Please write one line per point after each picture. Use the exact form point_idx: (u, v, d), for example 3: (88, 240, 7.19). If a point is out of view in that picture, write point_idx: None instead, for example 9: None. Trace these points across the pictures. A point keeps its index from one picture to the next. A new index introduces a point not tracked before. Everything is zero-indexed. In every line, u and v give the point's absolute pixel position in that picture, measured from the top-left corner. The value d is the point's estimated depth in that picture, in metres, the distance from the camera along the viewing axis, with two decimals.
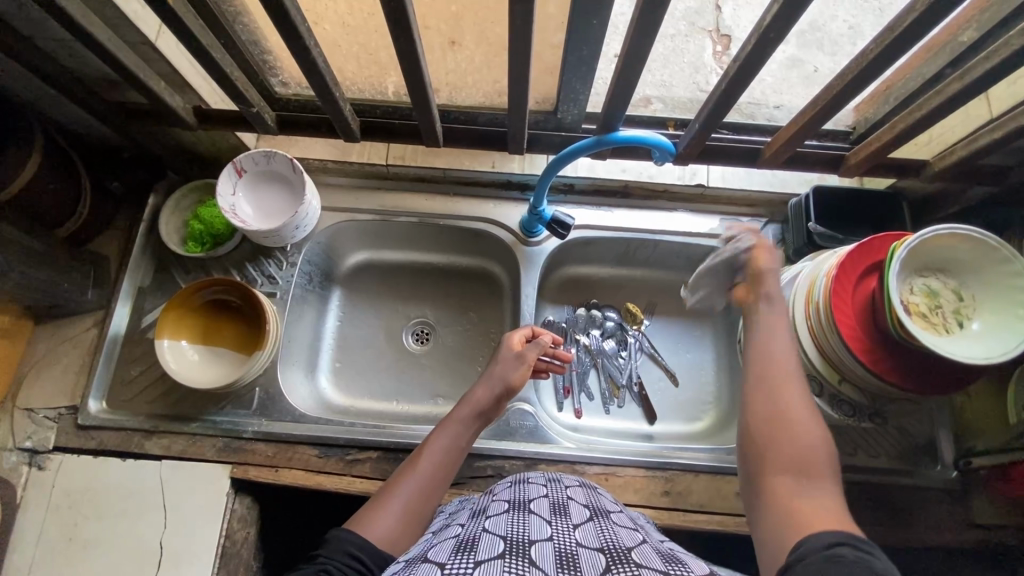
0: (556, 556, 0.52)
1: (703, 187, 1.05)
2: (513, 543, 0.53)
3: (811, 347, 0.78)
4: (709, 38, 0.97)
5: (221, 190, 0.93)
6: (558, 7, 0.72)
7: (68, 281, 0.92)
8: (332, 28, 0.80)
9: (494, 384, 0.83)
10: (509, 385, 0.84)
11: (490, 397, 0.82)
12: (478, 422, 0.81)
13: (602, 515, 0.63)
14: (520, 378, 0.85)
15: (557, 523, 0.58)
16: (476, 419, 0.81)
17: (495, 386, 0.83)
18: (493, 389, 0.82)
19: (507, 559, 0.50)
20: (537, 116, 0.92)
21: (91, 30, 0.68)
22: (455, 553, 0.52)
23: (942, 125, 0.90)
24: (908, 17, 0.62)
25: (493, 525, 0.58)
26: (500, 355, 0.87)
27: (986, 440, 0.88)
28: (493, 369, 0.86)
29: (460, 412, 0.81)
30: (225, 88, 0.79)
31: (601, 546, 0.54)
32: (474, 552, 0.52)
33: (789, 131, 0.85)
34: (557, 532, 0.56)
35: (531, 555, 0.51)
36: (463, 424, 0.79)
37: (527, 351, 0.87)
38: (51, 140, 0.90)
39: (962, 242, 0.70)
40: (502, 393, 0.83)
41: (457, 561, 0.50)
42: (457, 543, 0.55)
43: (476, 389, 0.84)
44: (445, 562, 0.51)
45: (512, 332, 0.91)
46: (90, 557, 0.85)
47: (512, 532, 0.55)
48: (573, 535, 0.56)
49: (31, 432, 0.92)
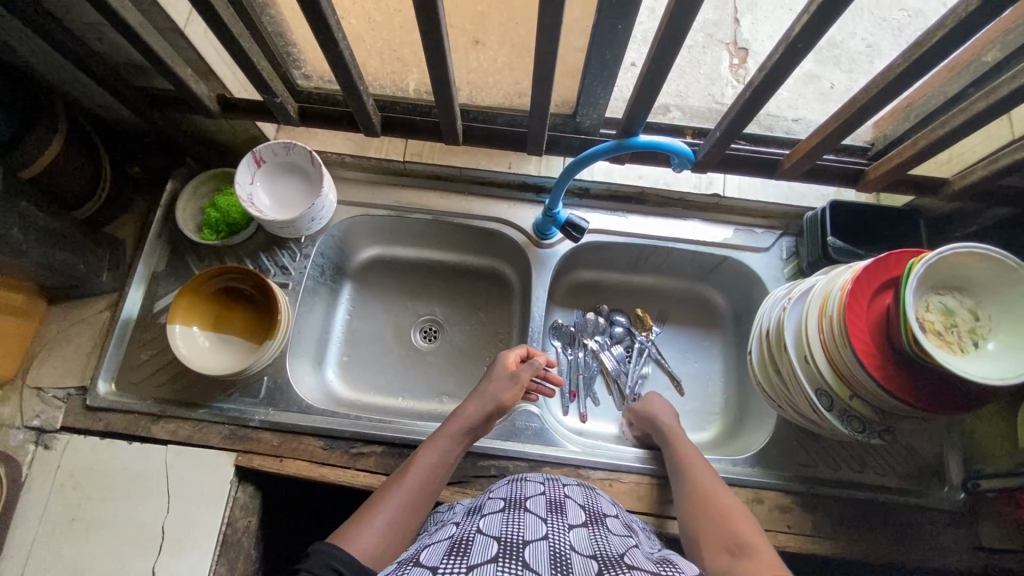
0: (550, 557, 0.51)
1: (719, 197, 1.05)
2: (506, 544, 0.52)
3: (821, 360, 0.78)
4: (726, 51, 0.99)
5: (240, 178, 0.94)
6: (583, 12, 0.72)
7: (84, 262, 0.92)
8: (358, 23, 0.80)
9: (486, 402, 0.85)
10: (501, 404, 0.85)
11: (481, 415, 0.83)
12: (467, 439, 0.83)
13: (596, 521, 0.62)
14: (513, 398, 0.86)
15: (552, 523, 0.58)
16: (465, 436, 0.82)
17: (486, 405, 0.84)
18: (485, 406, 0.84)
19: (501, 562, 0.49)
20: (556, 119, 0.92)
21: (121, 12, 0.69)
22: (447, 556, 0.52)
23: (962, 144, 0.90)
24: (938, 32, 0.62)
25: (487, 525, 0.57)
26: (493, 374, 0.88)
27: (996, 463, 0.87)
28: (486, 388, 0.87)
29: (449, 427, 0.82)
30: (251, 77, 0.80)
31: (593, 554, 0.54)
32: (466, 556, 0.51)
33: (809, 144, 0.84)
34: (552, 531, 0.56)
35: (525, 558, 0.50)
36: (453, 440, 0.81)
37: (521, 372, 0.89)
38: (73, 121, 0.90)
39: (980, 262, 0.70)
40: (493, 411, 0.85)
41: (449, 564, 0.50)
42: (449, 546, 0.54)
43: (468, 404, 0.85)
44: (437, 565, 0.50)
45: (511, 350, 0.92)
46: (92, 539, 0.85)
47: (505, 533, 0.54)
48: (568, 536, 0.56)
49: (39, 411, 0.92)
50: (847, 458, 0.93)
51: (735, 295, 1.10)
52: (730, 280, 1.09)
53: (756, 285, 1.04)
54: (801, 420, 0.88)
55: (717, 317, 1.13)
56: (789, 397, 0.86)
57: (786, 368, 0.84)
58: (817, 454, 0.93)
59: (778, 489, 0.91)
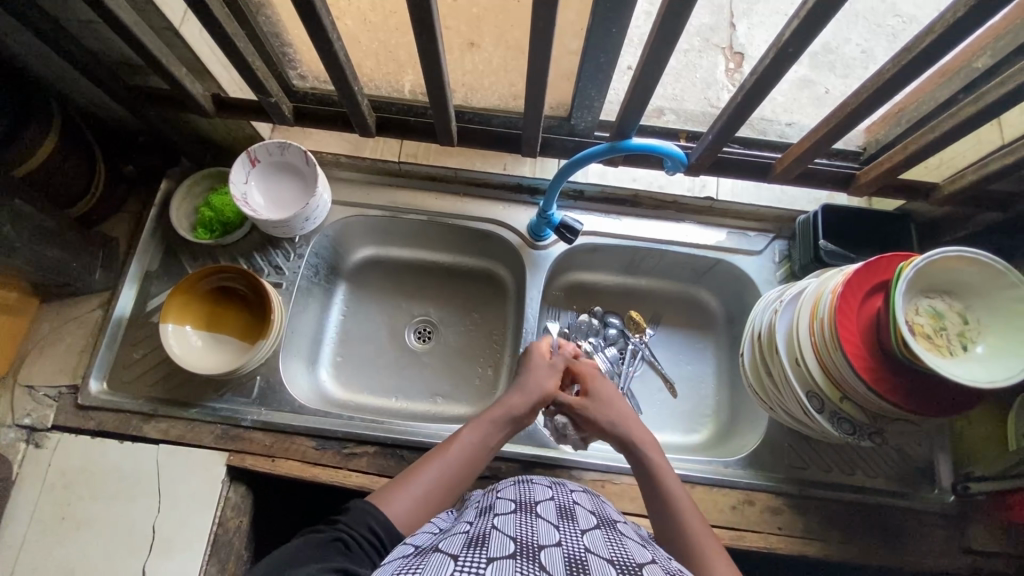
0: (566, 559, 0.51)
1: (712, 200, 1.06)
2: (523, 544, 0.52)
3: (811, 362, 0.78)
4: (723, 55, 0.99)
5: (235, 178, 0.94)
6: (577, 14, 0.73)
7: (77, 260, 0.92)
8: (354, 24, 0.81)
9: (532, 392, 0.83)
10: (546, 394, 0.84)
11: (526, 406, 0.81)
12: (511, 427, 0.80)
13: (608, 526, 0.62)
14: (555, 386, 0.86)
15: (565, 529, 0.57)
16: (512, 424, 0.80)
17: (532, 396, 0.82)
18: (531, 398, 0.82)
19: (518, 560, 0.49)
20: (551, 121, 0.93)
21: (118, 12, 0.69)
22: (467, 547, 0.52)
23: (954, 149, 0.91)
24: (928, 38, 0.62)
25: (502, 524, 0.57)
26: (536, 362, 0.87)
27: (986, 466, 0.87)
28: (530, 376, 0.85)
29: (493, 413, 0.80)
30: (247, 78, 0.80)
31: (610, 558, 0.54)
32: (485, 549, 0.51)
33: (801, 148, 0.85)
34: (566, 537, 0.56)
35: (541, 559, 0.50)
36: (497, 427, 0.79)
37: (556, 363, 0.89)
38: (68, 119, 0.91)
39: (969, 265, 0.70)
40: (538, 402, 0.83)
41: (469, 555, 0.50)
42: (468, 538, 0.55)
43: (513, 391, 0.84)
44: (457, 554, 0.51)
45: (540, 342, 0.91)
46: (82, 538, 0.84)
47: (522, 534, 0.54)
48: (582, 540, 0.56)
49: (30, 409, 0.92)
50: (838, 461, 0.93)
51: (729, 298, 1.10)
52: (723, 282, 1.09)
53: (749, 287, 1.05)
54: (792, 422, 0.88)
55: (710, 319, 1.13)
56: (781, 400, 0.86)
57: (778, 371, 0.84)
58: (809, 456, 0.94)
59: (770, 491, 0.91)
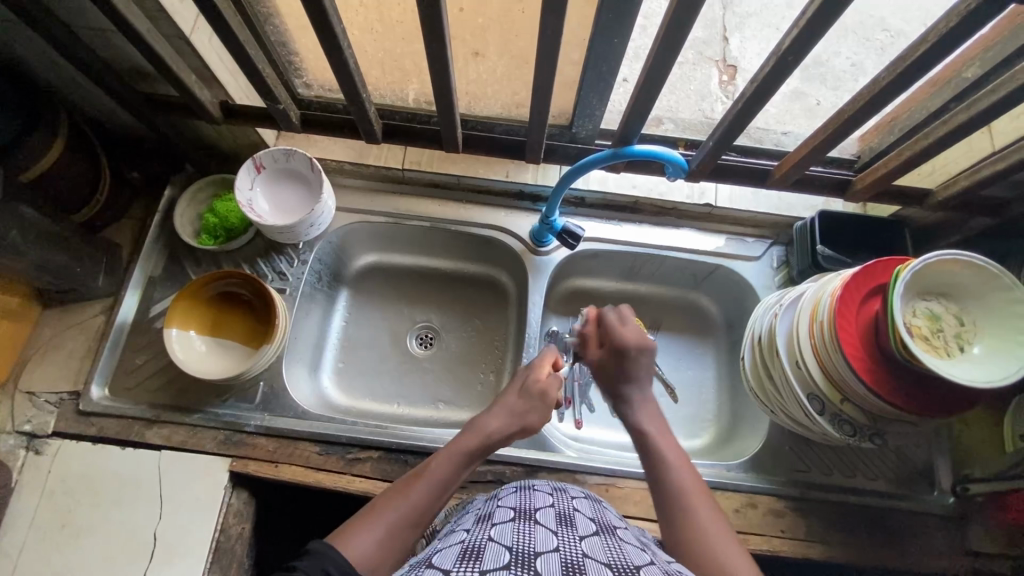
0: (562, 566, 0.51)
1: (711, 207, 1.08)
2: (519, 554, 0.52)
3: (813, 366, 0.79)
4: (715, 68, 1.02)
5: (240, 184, 0.95)
6: (582, 29, 0.75)
7: (80, 266, 0.92)
8: (361, 34, 0.82)
9: (512, 419, 0.76)
10: (526, 425, 0.77)
11: (504, 433, 0.75)
12: (482, 456, 0.74)
13: (607, 531, 0.62)
14: (539, 419, 0.78)
15: (563, 535, 0.57)
16: (481, 453, 0.73)
17: (511, 424, 0.76)
18: (509, 425, 0.76)
19: (513, 570, 0.49)
20: (553, 129, 0.94)
21: (131, 19, 0.70)
22: (461, 561, 0.52)
23: (945, 157, 0.93)
24: (921, 47, 0.64)
25: (499, 533, 0.57)
26: (523, 384, 0.80)
27: (983, 467, 0.89)
28: (508, 399, 0.78)
29: (468, 440, 0.73)
30: (257, 86, 0.81)
31: (607, 563, 0.54)
32: (480, 561, 0.51)
33: (799, 153, 0.87)
34: (563, 543, 0.55)
35: (537, 567, 0.50)
36: (469, 457, 0.72)
37: (549, 386, 0.80)
38: (74, 126, 0.91)
39: (965, 268, 0.71)
40: (516, 431, 0.76)
41: (462, 568, 0.50)
42: (462, 551, 0.54)
43: (491, 417, 0.75)
44: (449, 569, 0.50)
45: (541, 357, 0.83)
46: (81, 545, 0.84)
47: (518, 544, 0.54)
48: (580, 547, 0.55)
49: (30, 416, 0.91)
50: (838, 463, 0.94)
51: (728, 303, 1.12)
52: (722, 287, 1.11)
53: (749, 292, 1.06)
54: (795, 426, 0.89)
55: (710, 324, 1.14)
56: (783, 405, 0.87)
57: (779, 375, 0.86)
58: (810, 458, 0.95)
59: (772, 494, 0.92)
